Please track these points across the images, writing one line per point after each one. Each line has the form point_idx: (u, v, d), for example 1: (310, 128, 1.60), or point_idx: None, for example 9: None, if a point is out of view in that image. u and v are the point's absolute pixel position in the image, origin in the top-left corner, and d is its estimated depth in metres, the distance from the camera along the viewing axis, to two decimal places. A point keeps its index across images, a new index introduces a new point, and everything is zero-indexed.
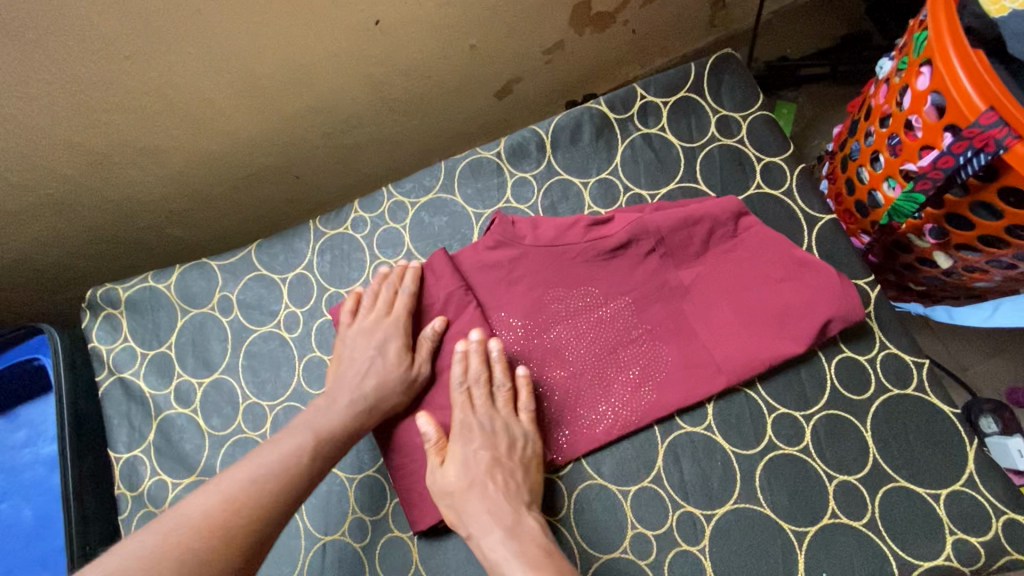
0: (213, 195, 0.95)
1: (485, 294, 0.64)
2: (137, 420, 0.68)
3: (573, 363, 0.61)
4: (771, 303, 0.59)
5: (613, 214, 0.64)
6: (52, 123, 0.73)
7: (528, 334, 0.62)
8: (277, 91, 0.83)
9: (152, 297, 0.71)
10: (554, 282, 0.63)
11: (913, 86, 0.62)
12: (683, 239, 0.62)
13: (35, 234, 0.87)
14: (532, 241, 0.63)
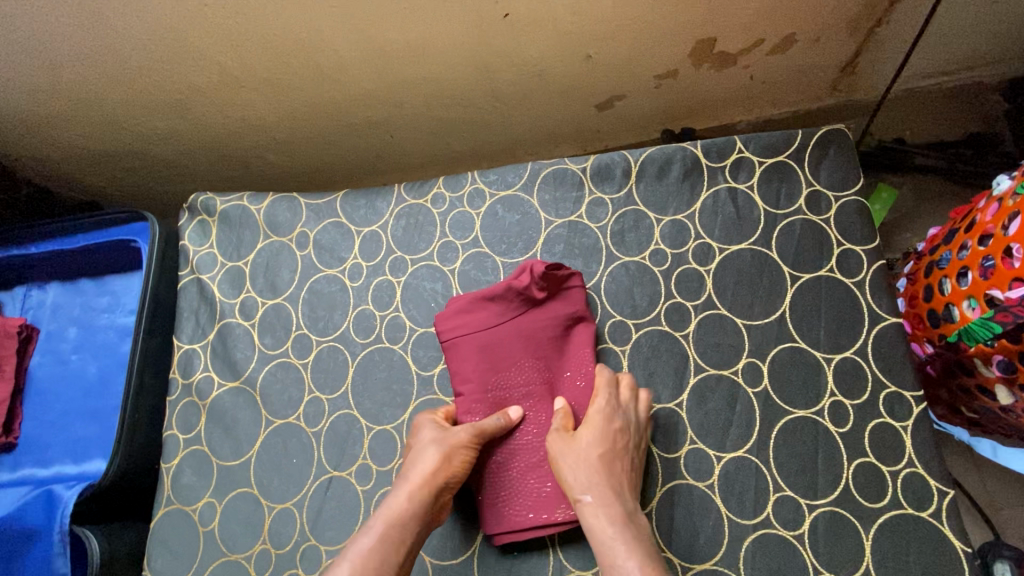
0: (314, 135, 1.02)
1: (498, 336, 0.65)
2: (202, 320, 0.75)
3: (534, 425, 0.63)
4: None
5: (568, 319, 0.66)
6: (200, 38, 0.81)
7: (495, 385, 0.64)
8: (396, 55, 0.87)
9: (243, 215, 0.78)
10: (544, 348, 0.65)
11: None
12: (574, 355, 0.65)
13: (157, 129, 0.96)
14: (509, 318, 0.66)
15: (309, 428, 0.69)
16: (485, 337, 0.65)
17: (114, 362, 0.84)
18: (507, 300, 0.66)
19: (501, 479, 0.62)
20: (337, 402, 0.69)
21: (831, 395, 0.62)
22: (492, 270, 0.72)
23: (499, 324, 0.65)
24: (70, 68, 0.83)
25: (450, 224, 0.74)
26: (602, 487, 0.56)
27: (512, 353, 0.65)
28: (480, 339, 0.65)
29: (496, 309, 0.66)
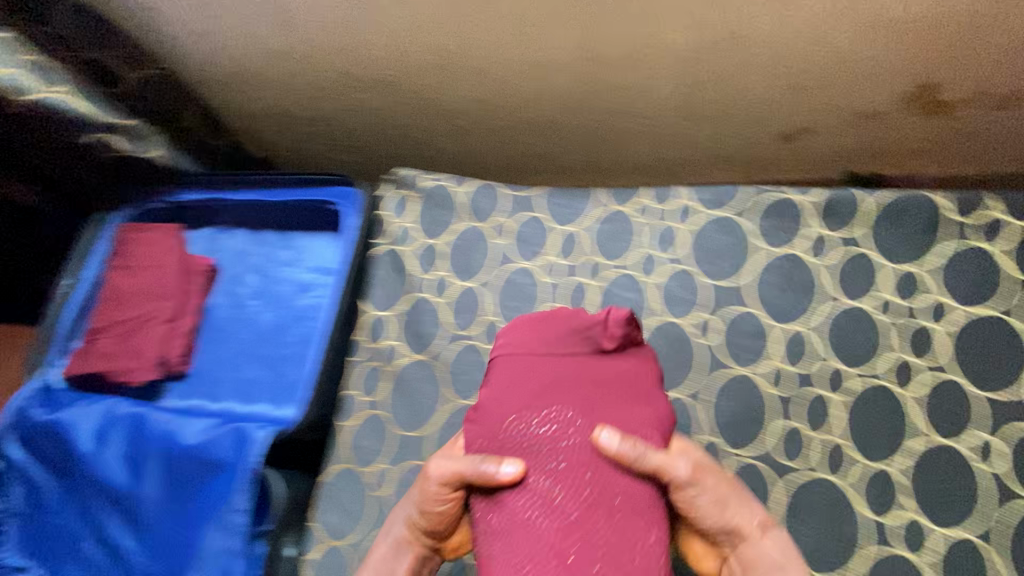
0: (494, 126, 1.03)
1: (547, 367, 0.53)
2: (393, 290, 0.78)
3: (559, 473, 0.48)
4: (632, 521, 0.46)
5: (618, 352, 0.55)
6: (433, 19, 0.83)
7: (524, 425, 0.50)
8: (608, 59, 0.87)
9: (445, 196, 0.80)
10: (572, 386, 0.51)
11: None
12: (611, 390, 0.52)
13: (353, 99, 1.00)
14: (568, 354, 0.54)
15: None
16: (520, 360, 0.54)
17: (289, 314, 0.88)
18: (574, 339, 0.55)
19: (489, 528, 0.48)
20: None
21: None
22: (697, 290, 0.70)
23: (542, 352, 0.54)
24: (299, 30, 0.87)
25: (655, 237, 0.72)
26: (744, 521, 0.51)
27: (546, 384, 0.51)
28: (528, 370, 0.53)
29: (552, 341, 0.55)
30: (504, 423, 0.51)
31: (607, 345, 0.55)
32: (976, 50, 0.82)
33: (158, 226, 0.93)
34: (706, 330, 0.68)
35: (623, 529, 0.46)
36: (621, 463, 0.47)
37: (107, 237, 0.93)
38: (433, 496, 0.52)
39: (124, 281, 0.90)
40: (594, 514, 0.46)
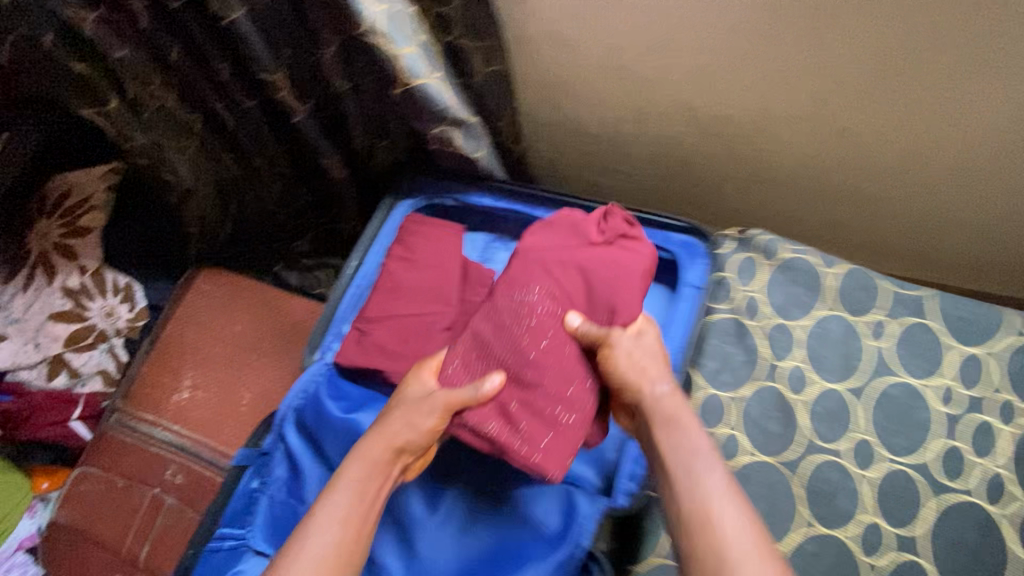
0: (805, 187, 0.94)
1: (554, 256, 0.67)
2: (737, 366, 0.68)
3: (542, 347, 0.61)
4: (572, 369, 0.62)
5: (634, 249, 0.68)
6: (830, 76, 0.77)
7: (536, 297, 0.63)
8: (1001, 152, 0.79)
9: (809, 273, 0.70)
10: (564, 270, 0.66)
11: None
12: (602, 299, 0.64)
13: (664, 131, 0.93)
14: (575, 255, 0.67)
15: (863, 556, 0.59)
16: (541, 255, 0.67)
17: None
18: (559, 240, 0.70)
19: (504, 417, 0.61)
20: (904, 541, 0.59)
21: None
22: None
23: (553, 245, 0.68)
24: (671, 47, 0.79)
25: None
26: (681, 411, 0.59)
27: (524, 253, 0.68)
28: (542, 256, 0.67)
29: (558, 233, 0.70)
30: (498, 291, 0.66)
31: (594, 242, 0.68)
32: None
33: (445, 222, 0.87)
34: None
35: (568, 371, 0.62)
36: (578, 338, 0.62)
37: (394, 224, 0.89)
38: (423, 409, 0.59)
39: (405, 273, 0.84)
40: (545, 367, 0.61)
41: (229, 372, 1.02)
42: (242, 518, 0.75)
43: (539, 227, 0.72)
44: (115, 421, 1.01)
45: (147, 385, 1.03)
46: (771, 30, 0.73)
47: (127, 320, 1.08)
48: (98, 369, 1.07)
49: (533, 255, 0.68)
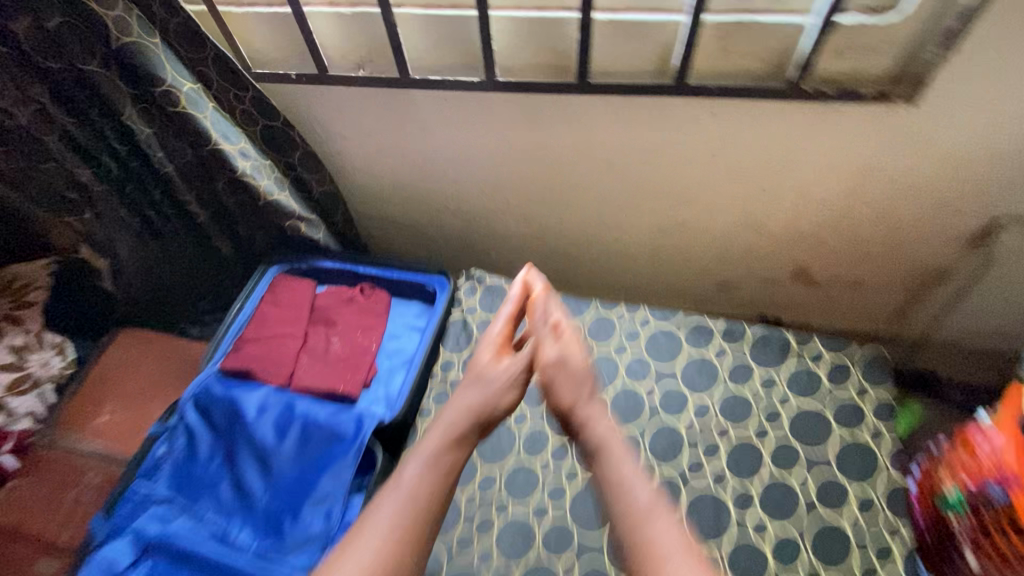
0: (523, 255, 1.48)
1: (334, 307, 1.34)
2: (461, 342, 1.24)
3: (337, 349, 1.28)
4: (356, 352, 1.28)
5: (374, 294, 1.37)
6: (498, 189, 1.29)
7: (326, 333, 1.31)
8: (607, 227, 1.34)
9: (500, 289, 1.30)
10: (341, 314, 1.33)
11: (997, 435, 0.86)
12: (361, 319, 1.33)
13: (432, 224, 1.45)
14: (347, 303, 1.35)
15: (515, 426, 1.12)
16: (325, 309, 1.34)
17: (379, 351, 1.30)
18: (336, 302, 1.35)
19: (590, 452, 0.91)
20: (536, 415, 1.13)
21: (873, 526, 0.96)
22: (647, 369, 1.16)
23: (334, 301, 1.35)
24: (416, 174, 1.31)
25: (625, 333, 1.21)
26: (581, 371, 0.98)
27: (323, 309, 1.34)
28: (326, 310, 1.34)
29: (337, 296, 1.36)
30: (310, 331, 1.32)
31: (356, 300, 1.35)
32: (830, 254, 1.33)
33: (299, 280, 1.37)
34: (650, 391, 1.14)
35: (353, 354, 1.27)
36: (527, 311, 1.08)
37: (266, 280, 1.37)
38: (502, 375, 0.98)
39: (271, 310, 1.33)
40: (343, 356, 1.27)
41: (139, 400, 1.41)
42: (153, 472, 1.13)
43: (326, 291, 1.38)
44: (44, 444, 1.33)
45: (73, 415, 1.38)
46: (466, 167, 1.25)
47: (58, 368, 1.40)
48: (29, 411, 1.34)
49: (323, 308, 1.35)
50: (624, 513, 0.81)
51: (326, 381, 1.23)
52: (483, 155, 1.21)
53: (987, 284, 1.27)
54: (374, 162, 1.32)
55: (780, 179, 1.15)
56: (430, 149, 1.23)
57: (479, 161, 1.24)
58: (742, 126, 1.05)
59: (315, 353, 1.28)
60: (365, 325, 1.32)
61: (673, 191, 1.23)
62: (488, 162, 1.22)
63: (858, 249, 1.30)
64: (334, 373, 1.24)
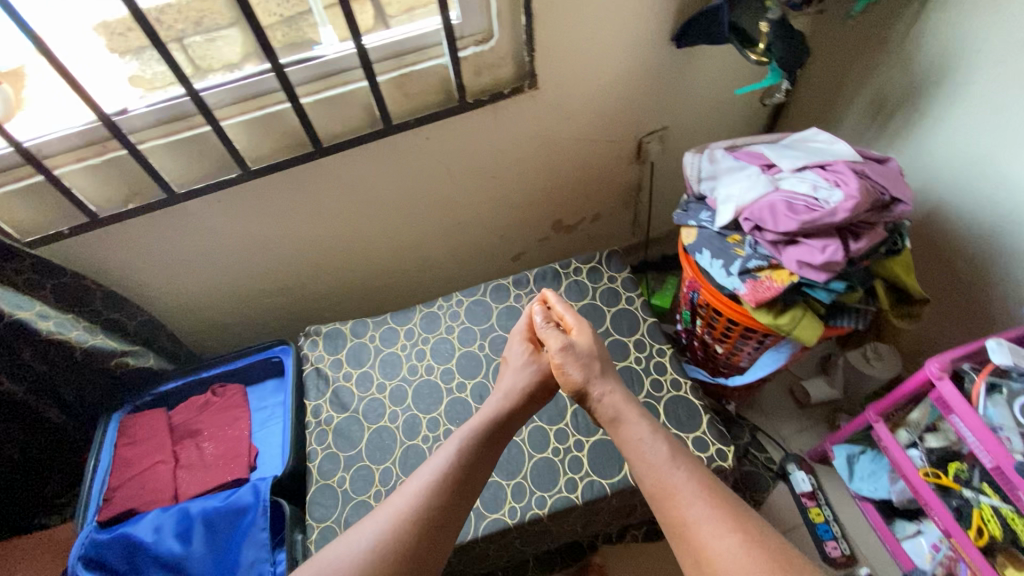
0: (355, 295, 1.77)
1: (193, 417, 1.43)
2: (321, 386, 1.41)
3: (211, 450, 1.38)
4: (230, 443, 1.39)
5: (229, 389, 1.49)
6: (300, 252, 1.54)
7: (194, 442, 1.39)
8: (406, 248, 1.70)
9: (337, 331, 1.50)
10: (202, 420, 1.43)
11: (697, 281, 1.30)
12: (223, 416, 1.44)
13: (262, 306, 1.65)
14: (204, 409, 1.45)
15: (393, 425, 1.34)
16: (184, 423, 1.42)
17: (253, 432, 1.43)
18: (192, 413, 1.44)
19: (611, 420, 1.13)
20: (405, 409, 1.36)
21: (646, 357, 1.41)
22: (473, 333, 1.46)
23: (191, 413, 1.44)
24: (227, 269, 1.49)
25: (447, 316, 1.50)
26: (585, 352, 1.21)
27: (182, 425, 1.42)
28: (185, 424, 1.42)
29: (191, 407, 1.45)
30: (177, 449, 1.38)
31: (212, 402, 1.46)
32: (565, 204, 1.83)
33: (150, 410, 1.43)
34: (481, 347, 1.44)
35: (228, 446, 1.38)
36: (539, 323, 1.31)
37: (114, 427, 1.40)
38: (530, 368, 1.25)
39: (130, 450, 1.37)
40: (219, 452, 1.37)
41: None
42: None
43: (178, 408, 1.45)
44: None
45: None
46: (267, 246, 1.48)
47: None
48: None
49: (181, 423, 1.42)
50: (644, 468, 1.03)
51: (212, 479, 1.32)
52: (275, 231, 1.45)
53: (660, 182, 1.86)
54: (181, 278, 1.46)
55: (502, 167, 1.59)
56: (227, 242, 1.42)
57: (275, 238, 1.47)
58: (452, 141, 1.43)
59: (190, 462, 1.35)
60: (230, 418, 1.43)
61: (436, 202, 1.60)
62: (281, 234, 1.46)
63: (579, 193, 1.80)
64: (217, 469, 1.34)
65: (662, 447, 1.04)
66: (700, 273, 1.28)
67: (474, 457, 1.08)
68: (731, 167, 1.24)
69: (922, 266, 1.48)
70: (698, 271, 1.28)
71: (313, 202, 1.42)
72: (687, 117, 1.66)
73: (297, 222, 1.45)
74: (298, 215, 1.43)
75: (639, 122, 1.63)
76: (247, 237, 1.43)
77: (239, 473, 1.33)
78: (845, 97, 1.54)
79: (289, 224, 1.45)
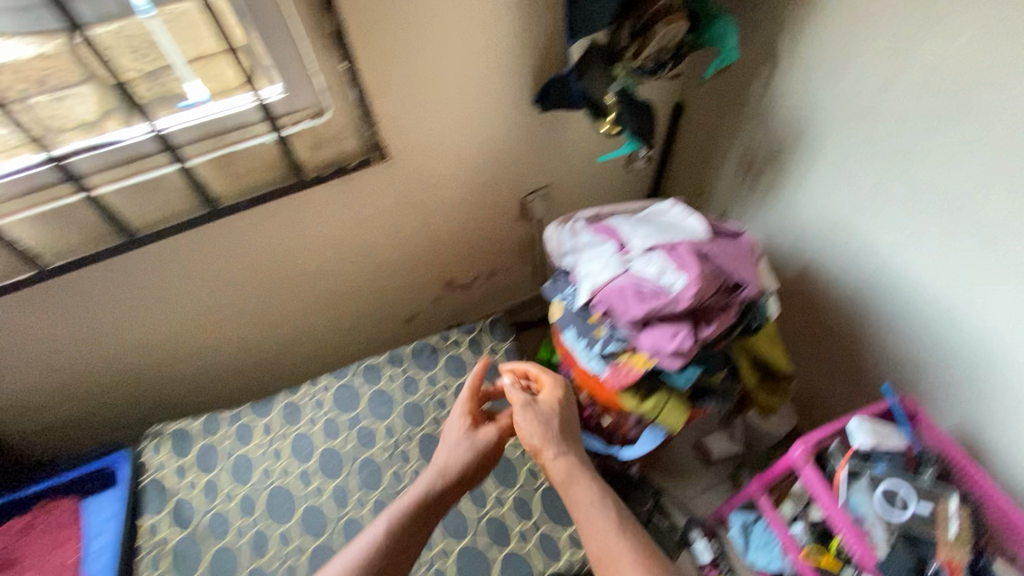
0: (226, 373, 1.63)
1: (13, 545, 1.24)
2: (160, 499, 1.25)
3: None
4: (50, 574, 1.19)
5: (60, 505, 1.30)
6: (145, 337, 1.40)
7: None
8: (277, 323, 1.57)
9: (184, 430, 1.34)
10: (22, 548, 1.23)
11: (567, 359, 1.22)
12: (47, 539, 1.24)
13: (113, 395, 1.50)
14: (27, 532, 1.26)
15: (237, 541, 1.19)
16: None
17: (82, 556, 1.23)
18: (11, 539, 1.25)
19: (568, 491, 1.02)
20: (253, 521, 1.21)
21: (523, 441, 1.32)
22: (338, 423, 1.32)
23: (9, 539, 1.25)
24: (55, 363, 1.33)
25: (311, 404, 1.35)
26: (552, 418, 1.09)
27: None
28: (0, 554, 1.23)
29: (11, 533, 1.26)
30: None
31: (37, 523, 1.27)
32: (455, 264, 1.73)
33: None
34: (345, 440, 1.30)
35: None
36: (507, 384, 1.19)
37: None
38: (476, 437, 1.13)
39: None
40: None
41: None
42: None
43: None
44: None
45: None
46: (101, 335, 1.33)
47: None
48: None
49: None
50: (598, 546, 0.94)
51: None
52: (108, 319, 1.31)
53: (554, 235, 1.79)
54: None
55: (371, 235, 1.48)
56: (46, 337, 1.26)
57: (106, 326, 1.31)
58: (304, 214, 1.32)
59: None
60: (55, 542, 1.24)
61: (302, 275, 1.47)
62: (117, 322, 1.33)
63: (468, 253, 1.71)
64: None
65: (610, 520, 0.95)
66: (569, 353, 1.19)
67: (397, 548, 0.97)
68: (591, 242, 1.16)
69: (803, 321, 1.45)
70: (566, 350, 1.20)
71: (147, 287, 1.29)
72: (569, 173, 1.61)
73: (132, 309, 1.31)
74: (131, 303, 1.29)
75: (519, 181, 1.56)
76: (74, 328, 1.28)
77: None
78: (721, 152, 1.51)
79: (124, 312, 1.32)
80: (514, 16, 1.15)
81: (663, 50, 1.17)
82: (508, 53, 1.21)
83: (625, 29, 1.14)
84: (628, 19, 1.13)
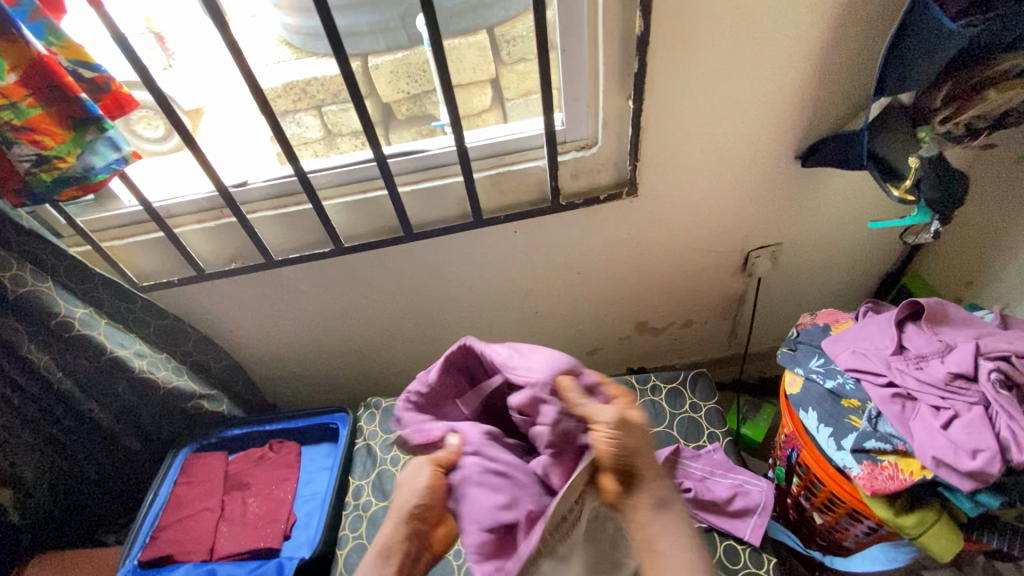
0: (424, 367, 1.76)
1: (247, 469, 1.44)
2: (366, 464, 1.38)
3: (254, 509, 1.37)
4: (273, 506, 1.37)
5: (287, 446, 1.49)
6: (379, 320, 1.57)
7: (241, 496, 1.39)
8: (481, 331, 1.66)
9: (394, 409, 1.47)
10: (254, 475, 1.43)
11: (800, 441, 1.10)
12: (274, 474, 1.43)
13: (337, 365, 1.69)
14: (259, 462, 1.45)
15: None
16: (237, 474, 1.43)
17: (297, 498, 1.40)
18: (246, 464, 1.45)
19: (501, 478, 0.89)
20: None
21: None
22: None
23: (245, 464, 1.45)
24: (311, 326, 1.55)
25: None
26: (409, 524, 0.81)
27: (235, 475, 1.43)
28: (238, 475, 1.43)
29: (248, 459, 1.46)
30: (226, 499, 1.39)
31: (268, 456, 1.46)
32: (655, 308, 1.69)
33: (211, 452, 1.46)
34: None
35: (271, 508, 1.36)
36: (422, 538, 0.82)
37: (176, 465, 1.44)
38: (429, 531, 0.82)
39: (185, 491, 1.39)
40: (261, 512, 1.36)
41: None
42: None
43: (236, 457, 1.48)
44: None
45: None
46: (350, 310, 1.53)
47: None
48: None
49: (235, 473, 1.44)
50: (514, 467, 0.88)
51: (248, 540, 1.30)
52: (360, 298, 1.49)
53: (769, 296, 1.66)
54: (269, 328, 1.54)
55: (590, 265, 1.51)
56: (315, 301, 1.47)
57: (357, 302, 1.50)
58: (542, 236, 1.39)
59: (231, 518, 1.35)
60: (279, 479, 1.42)
61: (517, 290, 1.55)
62: (365, 302, 1.51)
63: (672, 299, 1.66)
64: (255, 531, 1.32)
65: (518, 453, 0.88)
66: (807, 436, 1.07)
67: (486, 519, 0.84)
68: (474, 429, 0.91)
69: None
70: (804, 433, 1.08)
71: (399, 277, 1.45)
72: (808, 236, 1.48)
73: (381, 293, 1.48)
74: (381, 288, 1.47)
75: (751, 236, 1.48)
76: (334, 300, 1.48)
77: (275, 541, 1.30)
78: (1016, 240, 1.29)
79: (373, 296, 1.49)
80: (810, 69, 1.11)
81: (979, 117, 1.03)
82: (788, 106, 1.17)
83: (940, 94, 1.01)
84: (949, 82, 0.99)
